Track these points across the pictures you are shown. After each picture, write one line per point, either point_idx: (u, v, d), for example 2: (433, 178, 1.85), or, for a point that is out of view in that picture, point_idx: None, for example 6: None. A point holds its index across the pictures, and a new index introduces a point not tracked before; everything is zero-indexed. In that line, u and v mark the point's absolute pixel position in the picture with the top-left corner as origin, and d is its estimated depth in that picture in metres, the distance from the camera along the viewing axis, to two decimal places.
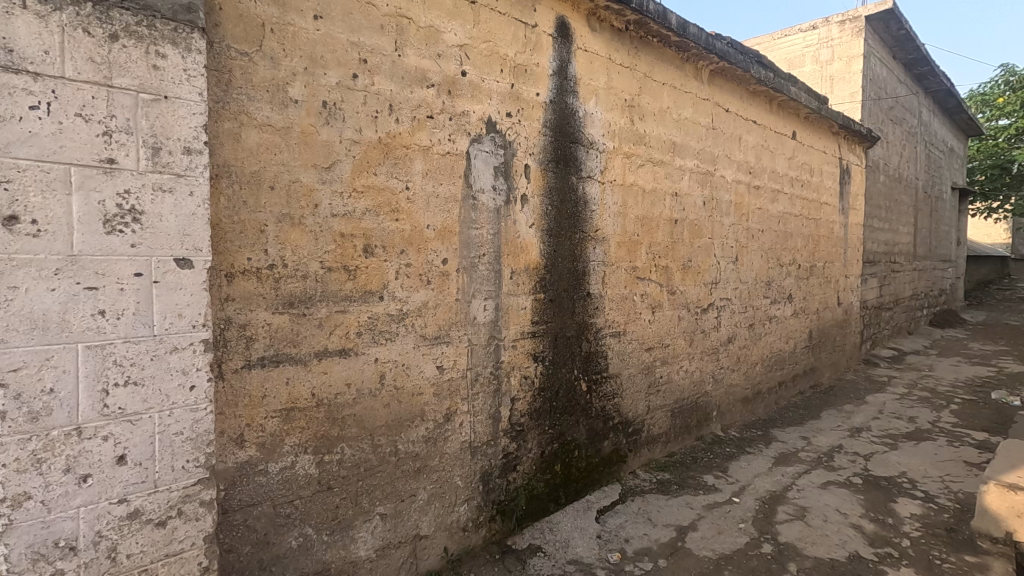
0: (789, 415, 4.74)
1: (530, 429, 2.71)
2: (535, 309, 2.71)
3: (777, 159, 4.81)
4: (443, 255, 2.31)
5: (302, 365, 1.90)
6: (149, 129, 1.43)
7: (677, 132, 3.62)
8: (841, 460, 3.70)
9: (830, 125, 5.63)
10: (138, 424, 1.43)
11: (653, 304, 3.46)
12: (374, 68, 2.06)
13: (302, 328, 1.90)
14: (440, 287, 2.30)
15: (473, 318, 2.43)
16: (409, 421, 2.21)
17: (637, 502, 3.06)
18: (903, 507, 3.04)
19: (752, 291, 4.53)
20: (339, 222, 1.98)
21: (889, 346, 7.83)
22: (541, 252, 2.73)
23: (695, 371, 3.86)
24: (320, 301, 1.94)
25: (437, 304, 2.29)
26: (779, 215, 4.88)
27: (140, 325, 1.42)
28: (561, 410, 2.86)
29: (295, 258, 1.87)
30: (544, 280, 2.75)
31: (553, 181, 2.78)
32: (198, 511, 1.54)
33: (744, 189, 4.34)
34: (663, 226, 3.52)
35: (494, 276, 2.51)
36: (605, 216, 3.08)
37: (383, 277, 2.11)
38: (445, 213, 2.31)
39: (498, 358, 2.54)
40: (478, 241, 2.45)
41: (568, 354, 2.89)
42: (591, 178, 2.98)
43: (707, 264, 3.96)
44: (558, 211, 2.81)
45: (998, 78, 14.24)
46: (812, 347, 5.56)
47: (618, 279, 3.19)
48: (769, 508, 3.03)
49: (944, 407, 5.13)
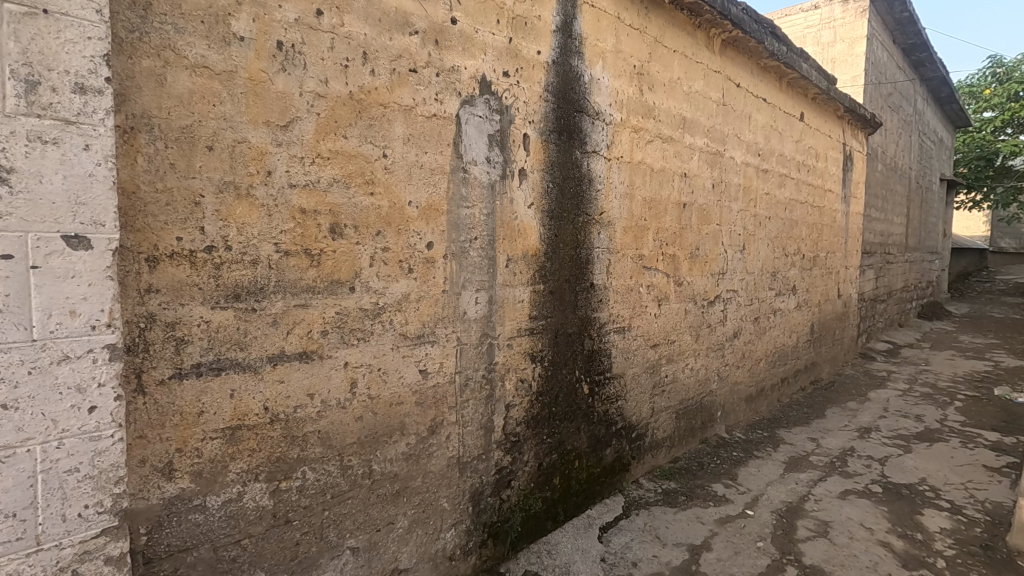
0: (792, 413, 4.49)
1: (527, 439, 2.37)
2: (533, 302, 2.36)
3: (785, 141, 4.50)
4: (428, 238, 1.94)
5: (251, 373, 1.52)
6: (21, 56, 1.03)
7: (687, 107, 3.28)
8: (855, 465, 3.44)
9: (836, 108, 5.35)
10: (10, 462, 1.05)
11: (659, 296, 3.13)
12: (344, 5, 1.66)
13: (251, 327, 1.52)
14: (424, 276, 1.93)
15: (462, 314, 2.07)
16: (387, 435, 1.85)
17: (643, 517, 2.75)
18: (930, 520, 2.78)
19: (758, 283, 4.24)
20: (299, 195, 1.59)
21: (883, 339, 7.66)
22: (540, 237, 2.37)
23: (701, 369, 3.56)
24: (275, 293, 1.56)
25: (420, 297, 1.93)
26: (785, 201, 4.59)
27: (11, 327, 1.04)
28: (561, 416, 2.53)
29: (242, 238, 1.48)
30: (544, 269, 2.40)
31: (555, 155, 2.42)
32: (102, 571, 1.17)
33: (752, 172, 4.03)
34: (671, 210, 3.19)
35: (488, 264, 2.15)
36: (610, 197, 2.73)
37: (356, 264, 1.74)
38: (430, 188, 1.94)
39: (491, 359, 2.18)
40: (469, 222, 2.08)
41: (569, 354, 2.55)
42: (596, 153, 2.63)
43: (715, 253, 3.64)
44: (560, 189, 2.45)
45: (985, 69, 14.19)
46: (813, 342, 5.32)
47: (623, 268, 2.85)
48: (788, 523, 2.74)
49: (949, 405, 4.92)
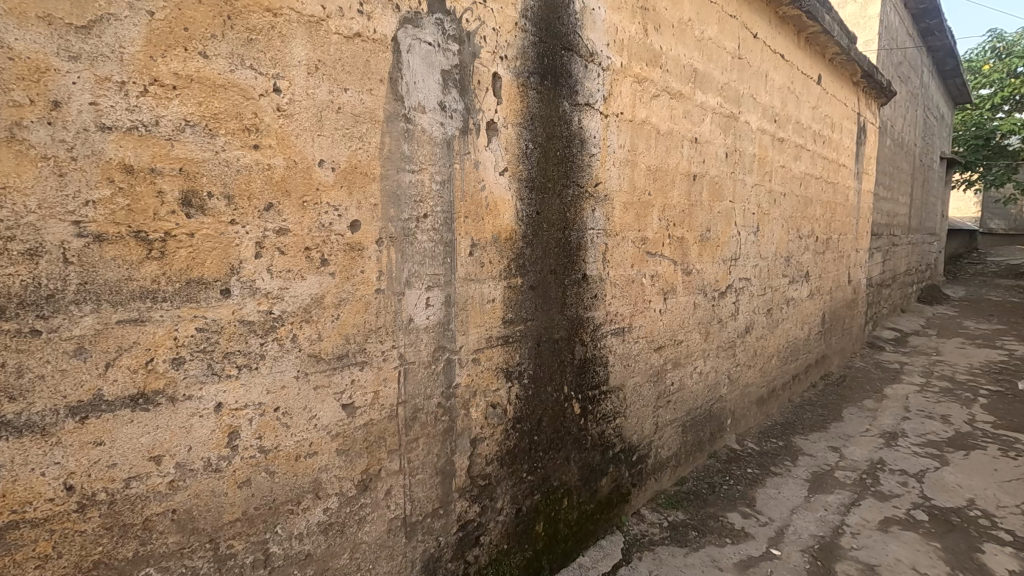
0: (807, 415, 4.00)
1: (500, 480, 1.81)
2: (508, 302, 1.78)
3: (802, 107, 3.93)
4: (351, 214, 1.34)
5: (36, 436, 0.93)
6: None
7: (698, 56, 2.68)
8: (889, 483, 2.95)
9: (853, 73, 4.78)
10: None
11: (665, 289, 2.57)
12: None
13: (32, 361, 0.92)
14: (346, 271, 1.34)
15: (406, 322, 1.48)
16: (293, 503, 1.28)
17: (647, 563, 2.22)
18: (995, 561, 2.29)
19: (771, 269, 3.70)
20: (120, 144, 0.99)
21: (888, 326, 7.22)
22: (516, 215, 1.78)
23: (710, 372, 3.02)
24: (80, 302, 0.96)
25: (340, 301, 1.34)
26: (800, 175, 4.03)
27: None
28: (544, 446, 1.97)
29: (3, 212, 0.89)
30: (522, 257, 1.82)
31: (537, 105, 1.82)
32: None
33: (767, 141, 3.46)
34: (679, 182, 2.61)
35: (444, 253, 1.56)
36: (607, 164, 2.14)
37: (232, 253, 1.14)
38: (353, 142, 1.34)
39: (449, 381, 1.61)
40: (415, 193, 1.48)
41: (556, 366, 1.99)
42: (591, 107, 2.03)
43: (727, 235, 3.08)
44: (543, 151, 1.86)
45: (985, 44, 13.71)
46: (824, 333, 4.82)
47: (623, 255, 2.28)
48: (824, 569, 2.24)
49: (974, 402, 4.47)
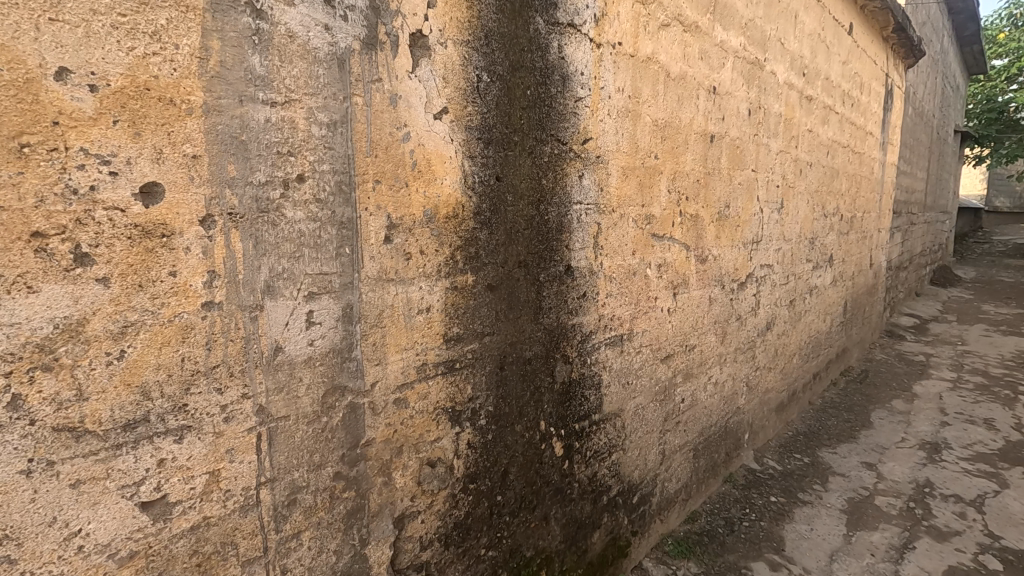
0: (831, 421, 3.47)
1: (445, 567, 1.25)
2: (450, 310, 1.20)
3: (832, 61, 3.32)
4: (142, 174, 0.76)
5: None
6: None
7: None
8: (945, 516, 2.43)
9: (884, 25, 4.15)
10: None
11: (675, 281, 2.00)
12: None
13: None
14: (137, 274, 0.76)
15: (269, 353, 0.91)
16: None
17: None
18: None
19: (795, 253, 3.13)
20: None
21: (906, 312, 6.69)
22: (463, 181, 1.19)
23: (726, 381, 2.47)
24: None
25: (125, 328, 0.76)
26: (828, 142, 3.44)
27: None
28: (512, 506, 1.42)
29: None
30: (474, 243, 1.23)
31: (494, 15, 1.22)
32: None
33: (795, 99, 2.86)
34: (694, 144, 2.02)
35: (336, 241, 0.98)
36: (601, 112, 1.54)
37: None
38: (140, 41, 0.74)
39: (353, 440, 1.04)
40: (279, 141, 0.89)
41: (529, 396, 1.42)
42: (577, 29, 1.43)
43: (749, 213, 2.50)
44: (504, 87, 1.26)
45: (1000, 12, 13.04)
46: (845, 324, 4.28)
47: (621, 238, 1.70)
48: None
49: (1017, 402, 3.95)
